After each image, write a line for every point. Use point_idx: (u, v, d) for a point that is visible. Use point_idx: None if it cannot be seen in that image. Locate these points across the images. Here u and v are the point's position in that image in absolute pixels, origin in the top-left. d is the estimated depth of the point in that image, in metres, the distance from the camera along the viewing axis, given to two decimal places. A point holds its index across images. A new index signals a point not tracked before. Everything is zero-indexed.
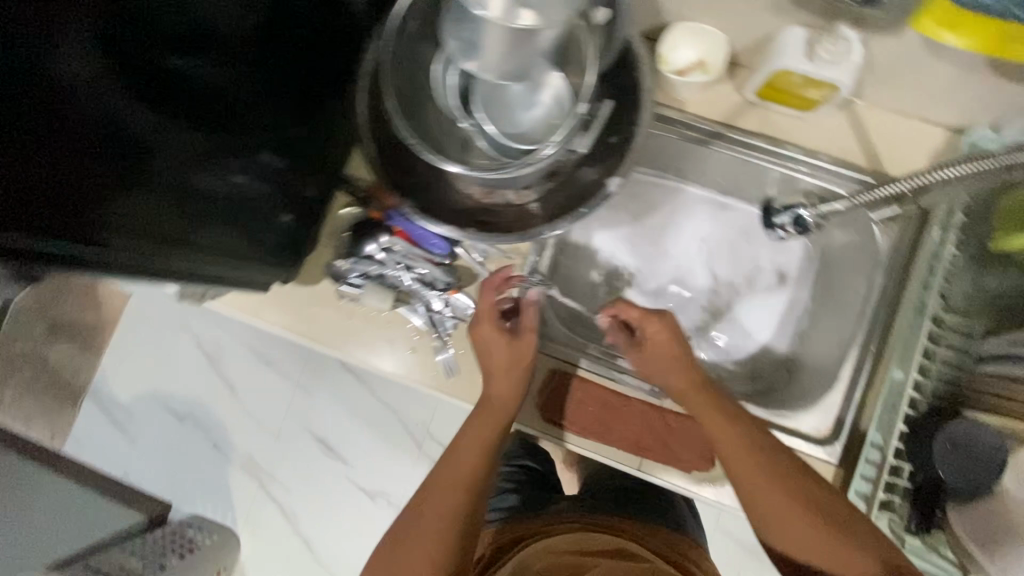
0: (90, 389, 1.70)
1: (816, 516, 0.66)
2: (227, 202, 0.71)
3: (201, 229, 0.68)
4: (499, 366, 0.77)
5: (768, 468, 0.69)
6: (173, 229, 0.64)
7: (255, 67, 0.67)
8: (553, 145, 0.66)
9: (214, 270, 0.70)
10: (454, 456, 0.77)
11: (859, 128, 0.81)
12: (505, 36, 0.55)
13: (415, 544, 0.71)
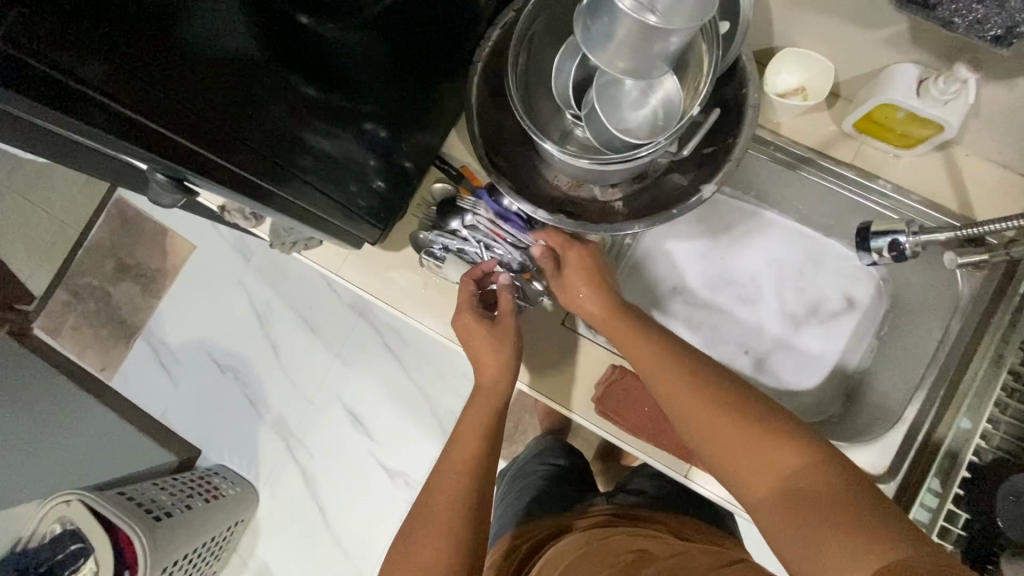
0: (145, 328, 1.78)
1: (777, 472, 0.59)
2: (326, 154, 0.74)
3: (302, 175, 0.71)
4: (476, 324, 0.80)
5: (719, 421, 0.64)
6: (277, 165, 0.67)
7: (384, 41, 0.71)
8: (652, 146, 0.66)
9: (305, 214, 0.73)
10: (463, 431, 0.80)
11: (954, 172, 0.81)
12: (635, 32, 0.58)
13: (428, 510, 0.73)
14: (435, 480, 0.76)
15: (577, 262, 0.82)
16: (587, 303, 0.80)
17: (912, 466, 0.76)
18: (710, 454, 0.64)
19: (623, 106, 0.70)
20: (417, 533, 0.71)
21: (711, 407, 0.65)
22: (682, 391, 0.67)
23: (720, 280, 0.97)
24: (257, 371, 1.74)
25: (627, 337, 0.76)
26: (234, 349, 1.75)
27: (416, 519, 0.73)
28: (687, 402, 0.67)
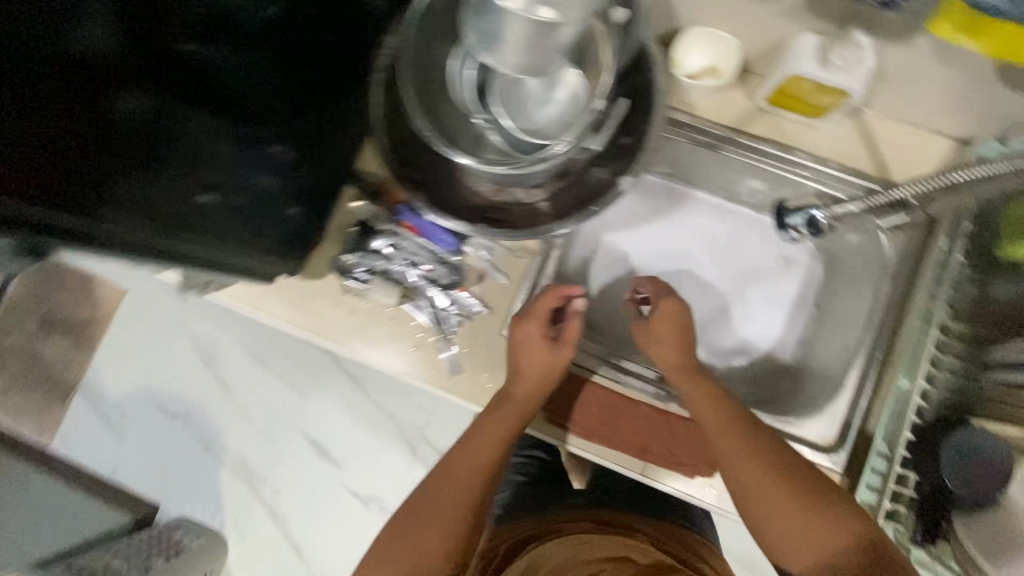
0: (81, 384, 1.66)
1: (816, 542, 0.65)
2: (234, 191, 0.69)
3: (209, 216, 0.66)
4: (536, 361, 0.76)
5: (772, 487, 0.68)
6: (180, 213, 0.63)
7: (276, 64, 0.69)
8: (564, 143, 0.66)
9: (216, 258, 0.68)
10: (475, 442, 0.76)
11: (868, 136, 0.81)
12: (527, 29, 0.54)
13: (433, 519, 0.72)
14: (441, 487, 0.75)
15: (669, 311, 0.79)
16: (670, 347, 0.79)
17: (857, 434, 0.77)
18: (757, 514, 0.68)
19: (529, 105, 0.69)
20: (414, 542, 0.71)
21: (765, 470, 0.69)
22: (734, 447, 0.70)
23: (655, 262, 0.95)
24: (208, 414, 1.64)
25: (689, 387, 0.76)
26: (180, 396, 1.65)
27: (417, 522, 0.72)
28: (741, 460, 0.70)
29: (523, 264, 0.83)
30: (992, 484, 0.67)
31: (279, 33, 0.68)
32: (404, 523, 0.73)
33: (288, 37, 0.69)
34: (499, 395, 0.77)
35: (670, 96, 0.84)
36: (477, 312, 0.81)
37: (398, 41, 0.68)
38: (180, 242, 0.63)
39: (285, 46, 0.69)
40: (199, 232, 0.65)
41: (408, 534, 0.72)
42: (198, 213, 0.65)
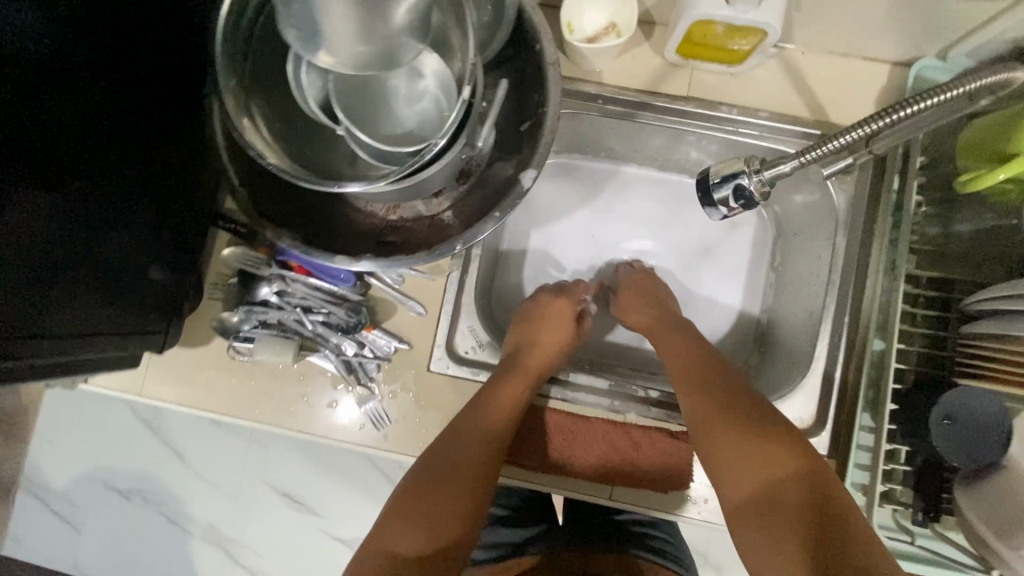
0: (22, 479, 1.43)
1: (754, 469, 0.55)
2: (99, 266, 0.56)
3: (69, 303, 0.53)
4: (545, 352, 0.72)
5: (721, 423, 0.59)
6: (22, 315, 0.49)
7: (109, 95, 0.52)
8: (444, 134, 0.52)
9: (67, 351, 0.55)
10: (486, 413, 0.64)
11: (796, 75, 0.72)
12: (350, 14, 0.42)
13: (448, 487, 0.57)
14: (452, 457, 0.60)
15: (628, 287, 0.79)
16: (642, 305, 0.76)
17: (837, 409, 0.70)
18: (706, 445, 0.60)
19: (395, 103, 0.57)
20: (408, 524, 0.54)
21: (715, 402, 0.61)
22: (693, 381, 0.65)
23: (586, 250, 0.85)
24: (165, 483, 1.40)
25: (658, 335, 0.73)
26: (127, 470, 1.40)
27: (422, 500, 0.56)
28: (695, 394, 0.63)
29: (440, 286, 0.73)
30: (994, 447, 0.58)
31: (111, 42, 0.52)
32: (396, 511, 0.55)
33: (122, 45, 0.53)
34: (503, 365, 0.70)
35: (571, 66, 0.73)
36: (396, 350, 0.71)
37: (221, 61, 0.52)
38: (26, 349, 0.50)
39: (114, 68, 0.52)
40: (53, 330, 0.52)
41: (403, 518, 0.55)
42: (57, 307, 0.52)
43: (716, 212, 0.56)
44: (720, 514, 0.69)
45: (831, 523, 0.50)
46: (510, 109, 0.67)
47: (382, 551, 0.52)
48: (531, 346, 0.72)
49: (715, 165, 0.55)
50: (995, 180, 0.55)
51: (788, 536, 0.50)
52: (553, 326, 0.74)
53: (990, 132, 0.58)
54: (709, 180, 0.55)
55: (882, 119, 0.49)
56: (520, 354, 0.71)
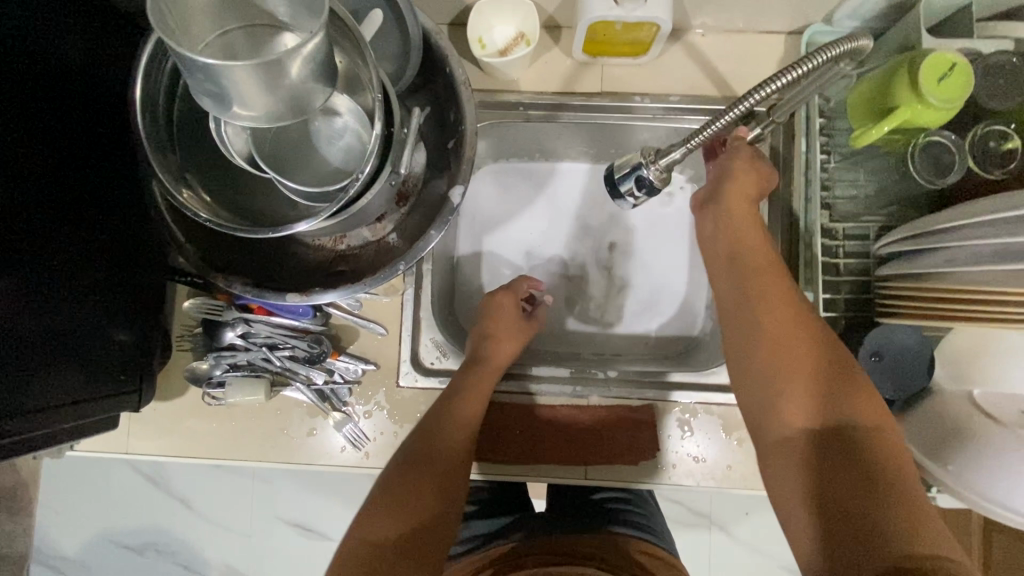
0: (33, 552, 1.44)
1: (800, 411, 0.54)
2: (58, 336, 0.58)
3: (37, 376, 0.57)
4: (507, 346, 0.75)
5: (798, 359, 0.56)
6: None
7: (40, 179, 0.56)
8: (370, 157, 0.55)
9: (41, 424, 0.58)
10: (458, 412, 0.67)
11: (700, 57, 0.76)
12: (255, 77, 0.46)
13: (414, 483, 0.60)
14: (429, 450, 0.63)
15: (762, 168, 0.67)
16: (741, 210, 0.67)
17: None
18: (759, 370, 0.58)
19: (318, 144, 0.61)
20: (393, 513, 0.58)
21: (800, 334, 0.58)
22: (777, 301, 0.60)
23: (534, 246, 0.88)
24: (177, 534, 1.42)
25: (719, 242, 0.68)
26: (139, 526, 1.43)
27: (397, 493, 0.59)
28: (777, 313, 0.59)
29: (397, 304, 0.76)
30: (920, 376, 0.63)
31: (23, 133, 0.55)
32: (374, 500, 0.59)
33: (34, 133, 0.56)
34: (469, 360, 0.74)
35: (489, 79, 0.77)
36: (364, 372, 0.75)
37: (145, 135, 0.56)
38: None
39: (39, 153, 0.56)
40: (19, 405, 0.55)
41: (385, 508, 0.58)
42: (21, 381, 0.55)
43: (626, 202, 0.61)
44: (688, 477, 0.73)
45: (869, 483, 0.48)
46: (434, 129, 0.70)
47: (364, 539, 0.56)
48: (493, 343, 0.75)
49: (618, 162, 0.60)
50: (879, 133, 0.60)
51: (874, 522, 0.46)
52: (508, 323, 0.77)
53: (873, 88, 0.62)
54: (616, 174, 0.60)
55: (759, 93, 0.53)
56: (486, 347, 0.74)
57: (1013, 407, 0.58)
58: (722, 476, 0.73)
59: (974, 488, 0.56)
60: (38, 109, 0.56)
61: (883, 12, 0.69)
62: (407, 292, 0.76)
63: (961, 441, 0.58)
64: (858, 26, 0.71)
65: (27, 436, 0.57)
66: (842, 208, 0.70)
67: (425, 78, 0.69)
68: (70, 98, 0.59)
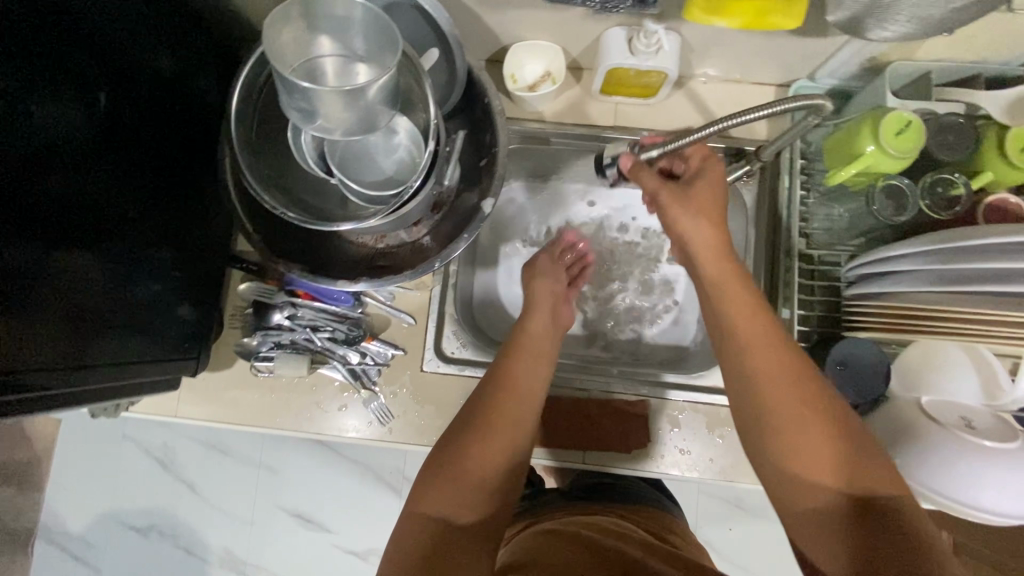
0: (41, 526, 1.50)
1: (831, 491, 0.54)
2: (124, 306, 0.67)
3: (125, 337, 0.68)
4: (546, 301, 0.83)
5: (819, 447, 0.55)
6: (99, 348, 0.64)
7: (141, 172, 0.67)
8: (420, 173, 0.66)
9: (102, 379, 0.65)
10: (517, 390, 0.72)
11: (700, 102, 0.89)
12: (341, 99, 0.57)
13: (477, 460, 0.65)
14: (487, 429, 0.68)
15: (706, 195, 0.68)
16: (742, 304, 0.62)
17: None
18: (798, 476, 0.56)
19: (376, 157, 0.72)
20: (462, 494, 0.63)
21: (812, 420, 0.56)
22: (789, 398, 0.57)
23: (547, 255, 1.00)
24: (181, 517, 1.49)
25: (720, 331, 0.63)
26: (146, 506, 1.49)
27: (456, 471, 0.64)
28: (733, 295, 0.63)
29: (425, 299, 0.86)
30: (878, 383, 0.72)
31: (132, 131, 0.66)
32: (432, 471, 0.65)
33: (138, 132, 0.67)
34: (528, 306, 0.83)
35: (517, 108, 0.89)
36: (393, 356, 0.84)
37: (237, 139, 0.67)
38: (67, 378, 0.61)
39: (143, 151, 0.68)
40: (90, 360, 0.63)
41: (445, 481, 0.63)
42: (116, 340, 0.66)
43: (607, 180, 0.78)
44: (675, 466, 0.82)
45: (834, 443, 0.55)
46: (471, 149, 0.82)
47: (425, 513, 0.61)
48: (534, 300, 0.83)
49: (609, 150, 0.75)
50: (847, 173, 0.71)
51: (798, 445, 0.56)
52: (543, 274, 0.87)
53: (844, 136, 0.73)
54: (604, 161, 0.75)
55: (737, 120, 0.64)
56: (528, 297, 0.84)
57: (954, 412, 0.68)
58: (704, 467, 0.82)
59: (917, 480, 0.66)
60: (144, 112, 0.67)
61: (858, 73, 0.81)
62: (434, 289, 0.86)
63: (910, 440, 0.67)
64: (837, 83, 0.84)
65: (102, 387, 0.67)
66: (818, 237, 0.81)
67: (466, 105, 0.80)
68: (167, 104, 0.70)
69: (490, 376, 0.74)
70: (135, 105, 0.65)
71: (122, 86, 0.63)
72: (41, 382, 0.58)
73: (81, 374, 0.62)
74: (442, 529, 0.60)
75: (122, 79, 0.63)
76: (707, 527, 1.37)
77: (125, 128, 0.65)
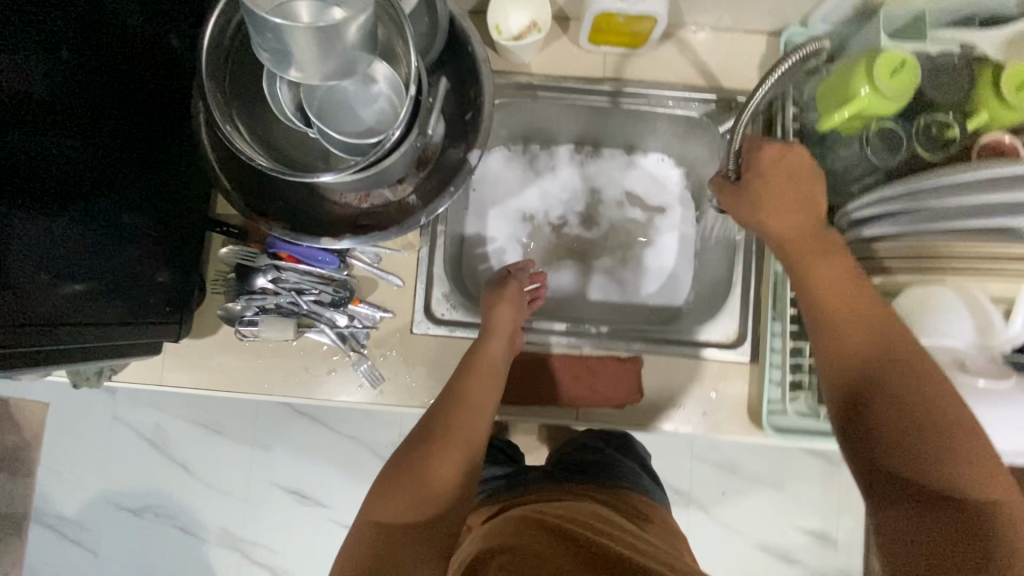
0: (32, 511, 1.48)
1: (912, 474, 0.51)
2: (89, 272, 0.63)
3: (102, 297, 0.65)
4: (504, 326, 0.77)
5: (915, 427, 0.51)
6: (75, 307, 0.62)
7: (113, 124, 0.64)
8: (400, 124, 0.63)
9: (80, 339, 0.63)
10: (473, 403, 0.71)
11: (690, 52, 0.86)
12: (313, 37, 0.54)
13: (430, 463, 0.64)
14: (445, 440, 0.66)
15: (790, 182, 0.65)
16: (842, 272, 0.60)
17: (756, 324, 0.84)
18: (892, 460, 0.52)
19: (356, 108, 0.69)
20: (406, 498, 0.61)
21: (913, 401, 0.52)
22: (888, 365, 0.55)
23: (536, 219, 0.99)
24: (175, 497, 1.48)
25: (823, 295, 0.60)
26: (139, 488, 1.48)
27: (400, 476, 0.63)
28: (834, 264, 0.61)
29: (413, 260, 0.84)
30: None
31: (100, 80, 0.62)
32: (376, 488, 0.63)
33: (106, 82, 0.63)
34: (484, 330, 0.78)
35: (503, 61, 0.86)
36: (381, 319, 0.83)
37: (211, 87, 0.64)
38: (42, 336, 0.59)
39: (113, 104, 0.64)
40: (56, 325, 0.60)
41: (388, 493, 0.62)
42: (92, 300, 0.64)
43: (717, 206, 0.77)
44: (669, 420, 0.82)
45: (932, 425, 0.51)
46: (456, 102, 0.79)
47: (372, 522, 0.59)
48: (493, 325, 0.78)
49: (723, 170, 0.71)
50: (841, 117, 0.70)
51: (894, 424, 0.52)
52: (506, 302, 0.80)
53: (837, 79, 0.71)
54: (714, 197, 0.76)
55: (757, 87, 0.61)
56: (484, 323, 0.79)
57: (948, 354, 0.68)
58: (699, 421, 0.82)
59: None
60: (112, 61, 0.64)
61: (851, 16, 0.79)
62: (422, 251, 0.84)
63: None
64: (830, 29, 0.81)
65: (80, 348, 0.65)
66: None
67: (449, 56, 0.77)
68: (137, 54, 0.67)
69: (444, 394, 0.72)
70: (102, 54, 0.62)
71: (88, 32, 0.60)
72: (4, 343, 0.55)
73: (56, 333, 0.60)
74: (386, 537, 0.58)
75: (86, 23, 0.60)
76: (700, 491, 1.39)
77: (93, 78, 0.61)
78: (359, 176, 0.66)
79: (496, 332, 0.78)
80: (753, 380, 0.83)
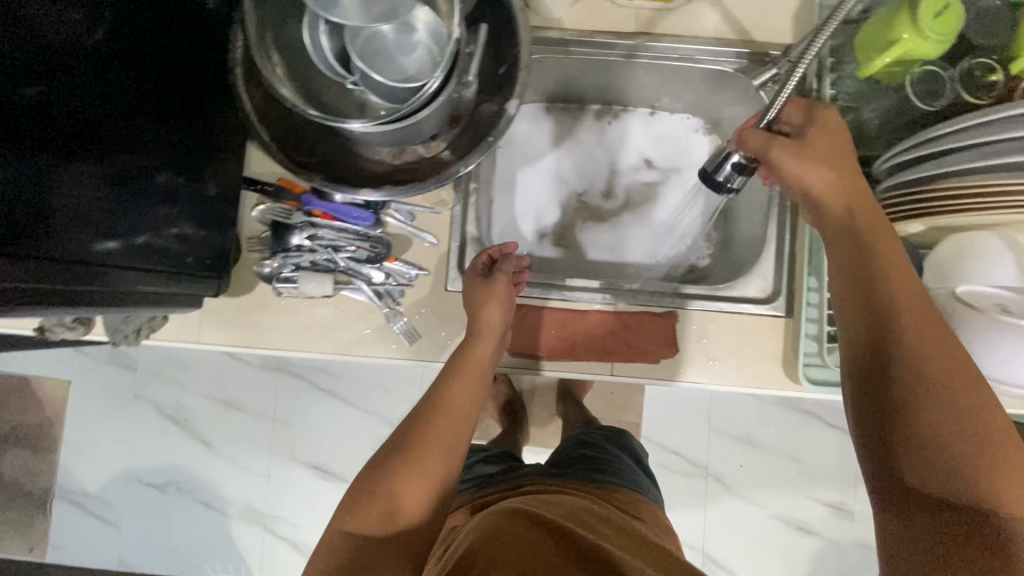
0: (58, 486, 1.50)
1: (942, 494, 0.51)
2: (133, 219, 0.64)
3: (145, 245, 0.66)
4: (495, 324, 0.75)
5: (957, 446, 0.51)
6: (121, 252, 0.63)
7: (155, 73, 0.65)
8: (438, 76, 0.63)
9: (126, 285, 0.64)
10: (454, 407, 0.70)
11: (723, 5, 0.85)
12: None
13: (411, 468, 0.64)
14: (422, 444, 0.66)
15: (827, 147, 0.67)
16: (898, 267, 0.59)
17: (790, 279, 0.84)
18: (927, 479, 0.52)
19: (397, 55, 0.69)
20: (382, 505, 0.62)
21: (960, 420, 0.51)
22: (944, 372, 0.53)
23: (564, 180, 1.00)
24: (198, 471, 1.49)
25: (880, 296, 0.58)
26: (163, 462, 1.49)
27: (373, 483, 0.64)
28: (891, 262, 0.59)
29: (446, 218, 0.84)
30: None
31: (144, 27, 0.63)
32: (350, 495, 0.64)
33: (150, 30, 0.64)
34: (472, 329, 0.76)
35: (534, 16, 0.85)
36: (416, 277, 0.83)
37: (253, 32, 0.64)
38: (91, 277, 0.59)
39: (156, 52, 0.65)
40: (102, 269, 0.61)
41: (361, 500, 0.63)
42: (136, 247, 0.65)
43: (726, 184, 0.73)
44: (704, 375, 0.82)
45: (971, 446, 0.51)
46: (489, 55, 0.78)
47: (342, 531, 0.61)
48: (481, 324, 0.75)
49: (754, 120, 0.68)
50: (883, 61, 0.70)
51: (940, 442, 0.51)
52: (497, 300, 0.76)
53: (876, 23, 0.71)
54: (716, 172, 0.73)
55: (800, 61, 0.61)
56: (471, 323, 0.76)
57: (990, 300, 0.67)
58: (733, 376, 0.82)
59: None
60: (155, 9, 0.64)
61: None
62: (455, 209, 0.84)
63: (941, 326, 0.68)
64: None
65: (126, 294, 0.66)
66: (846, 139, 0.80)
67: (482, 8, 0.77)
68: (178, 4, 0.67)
69: (427, 395, 0.71)
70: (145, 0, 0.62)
71: None
72: (58, 281, 0.56)
73: (104, 275, 0.61)
74: (353, 543, 0.60)
75: None
76: (720, 462, 1.40)
77: (137, 23, 0.62)
78: (394, 128, 0.66)
79: (483, 330, 0.75)
80: (788, 334, 0.83)
